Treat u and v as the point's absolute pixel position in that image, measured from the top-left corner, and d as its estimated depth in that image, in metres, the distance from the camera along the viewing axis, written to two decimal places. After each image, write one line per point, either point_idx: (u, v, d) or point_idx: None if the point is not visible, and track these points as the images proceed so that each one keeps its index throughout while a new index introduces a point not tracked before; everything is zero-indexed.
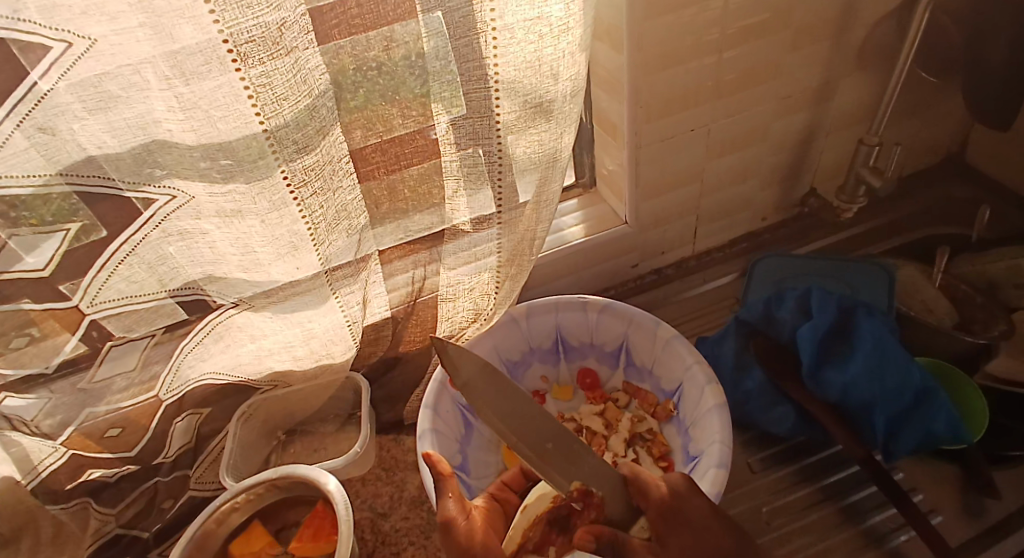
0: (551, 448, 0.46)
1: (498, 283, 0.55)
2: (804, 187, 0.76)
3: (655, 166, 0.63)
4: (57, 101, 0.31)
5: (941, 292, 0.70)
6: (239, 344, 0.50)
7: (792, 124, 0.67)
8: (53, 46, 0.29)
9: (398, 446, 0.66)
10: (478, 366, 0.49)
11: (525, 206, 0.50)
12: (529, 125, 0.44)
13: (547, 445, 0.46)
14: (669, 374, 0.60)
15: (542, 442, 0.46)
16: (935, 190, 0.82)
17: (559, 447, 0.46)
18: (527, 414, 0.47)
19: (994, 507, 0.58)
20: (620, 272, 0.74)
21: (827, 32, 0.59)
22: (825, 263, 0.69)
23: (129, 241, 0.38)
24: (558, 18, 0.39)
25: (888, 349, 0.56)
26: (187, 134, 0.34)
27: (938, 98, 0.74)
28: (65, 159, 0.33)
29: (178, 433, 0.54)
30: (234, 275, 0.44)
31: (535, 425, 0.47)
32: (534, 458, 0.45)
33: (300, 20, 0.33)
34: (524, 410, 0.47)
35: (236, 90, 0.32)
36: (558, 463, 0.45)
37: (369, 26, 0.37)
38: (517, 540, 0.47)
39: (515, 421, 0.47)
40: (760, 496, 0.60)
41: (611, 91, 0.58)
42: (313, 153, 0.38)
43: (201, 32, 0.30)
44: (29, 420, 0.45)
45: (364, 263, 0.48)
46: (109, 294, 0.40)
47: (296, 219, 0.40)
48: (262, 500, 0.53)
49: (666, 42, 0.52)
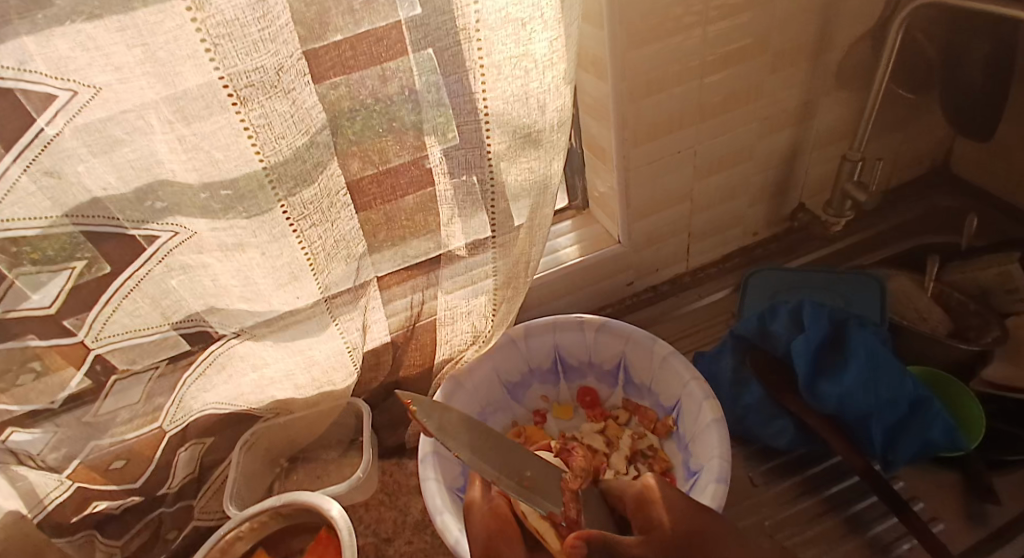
0: (529, 482, 0.48)
1: (495, 306, 0.56)
2: (793, 201, 0.78)
3: (646, 187, 0.64)
4: (63, 145, 0.32)
5: (933, 300, 0.71)
6: (241, 374, 0.51)
7: (778, 141, 0.69)
8: (59, 94, 0.30)
9: (400, 469, 0.67)
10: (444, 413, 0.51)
11: (520, 229, 0.51)
12: (520, 154, 0.46)
13: (527, 475, 0.49)
14: (667, 391, 0.60)
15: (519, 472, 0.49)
16: (923, 199, 0.84)
17: (539, 475, 0.49)
18: (501, 452, 0.51)
19: (996, 511, 0.59)
20: (616, 290, 0.75)
21: (807, 53, 0.61)
22: (818, 276, 0.70)
23: (133, 276, 0.40)
24: (543, 55, 0.40)
25: (880, 359, 0.57)
26: (189, 173, 0.36)
27: (920, 112, 0.76)
28: (71, 201, 0.35)
29: (182, 463, 0.54)
30: (235, 306, 0.45)
31: (513, 458, 0.50)
32: (520, 494, 0.47)
33: (298, 64, 0.34)
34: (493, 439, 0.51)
35: (237, 131, 0.34)
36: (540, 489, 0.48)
37: (363, 65, 0.39)
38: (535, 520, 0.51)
39: (495, 456, 0.50)
40: (762, 509, 0.60)
41: (598, 116, 0.60)
42: (313, 187, 0.39)
43: (203, 78, 0.31)
44: (36, 454, 0.45)
45: (363, 290, 0.49)
46: (114, 328, 0.42)
47: (295, 250, 0.41)
48: (265, 528, 0.53)
49: (652, 69, 0.54)
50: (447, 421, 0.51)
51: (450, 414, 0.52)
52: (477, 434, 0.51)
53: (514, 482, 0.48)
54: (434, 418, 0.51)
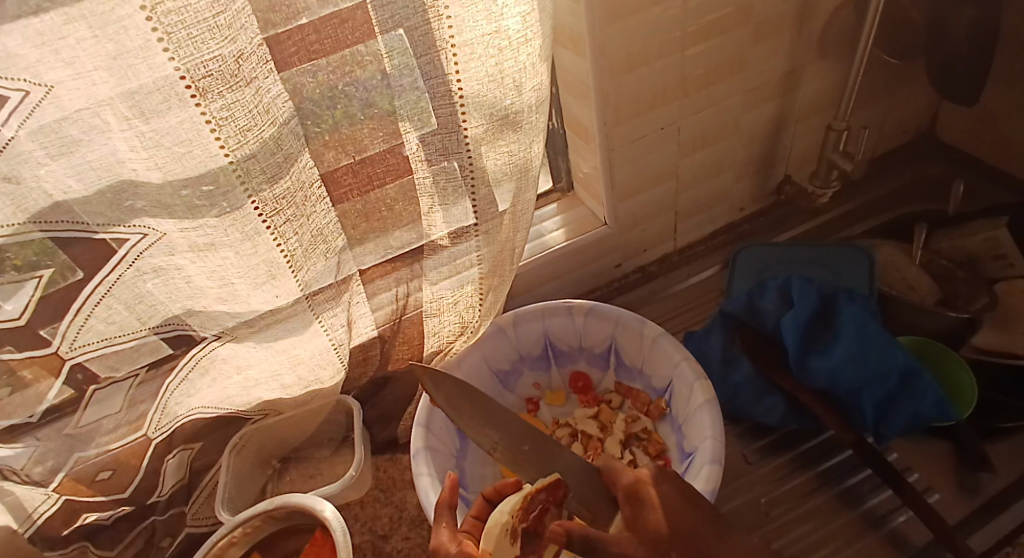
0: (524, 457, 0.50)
1: (481, 295, 0.55)
2: (779, 175, 0.77)
3: (630, 167, 0.63)
4: (20, 148, 0.31)
5: (921, 270, 0.71)
6: (226, 377, 0.50)
7: (762, 114, 0.68)
8: (10, 95, 0.28)
9: (395, 465, 0.66)
10: (455, 387, 0.52)
11: (504, 215, 0.50)
12: (498, 137, 0.44)
13: (524, 448, 0.50)
14: (658, 373, 0.60)
15: (519, 447, 0.50)
16: (908, 167, 0.84)
17: (535, 448, 0.50)
18: (503, 419, 0.52)
19: (988, 480, 0.59)
20: (605, 273, 0.75)
21: (787, 23, 0.60)
22: (806, 250, 0.69)
23: (104, 282, 0.38)
24: (516, 31, 0.39)
25: (871, 331, 0.56)
26: (153, 172, 0.34)
27: (904, 79, 0.75)
28: (33, 206, 0.33)
29: (171, 471, 0.53)
30: (213, 308, 0.44)
31: (512, 432, 0.51)
32: (512, 464, 0.49)
33: (258, 51, 0.33)
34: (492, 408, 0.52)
35: (198, 124, 0.32)
36: (536, 464, 0.49)
37: (331, 49, 0.37)
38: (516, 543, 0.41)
39: (498, 427, 0.51)
40: (758, 487, 0.60)
41: (579, 96, 0.58)
42: (283, 181, 0.38)
43: (157, 71, 0.30)
44: (19, 468, 0.44)
45: (345, 284, 0.48)
46: (89, 336, 0.40)
47: (270, 247, 0.40)
48: (259, 533, 0.52)
49: (630, 44, 0.53)
50: (459, 390, 0.52)
51: (461, 390, 0.52)
52: (483, 408, 0.52)
53: (508, 455, 0.49)
54: (447, 385, 0.52)
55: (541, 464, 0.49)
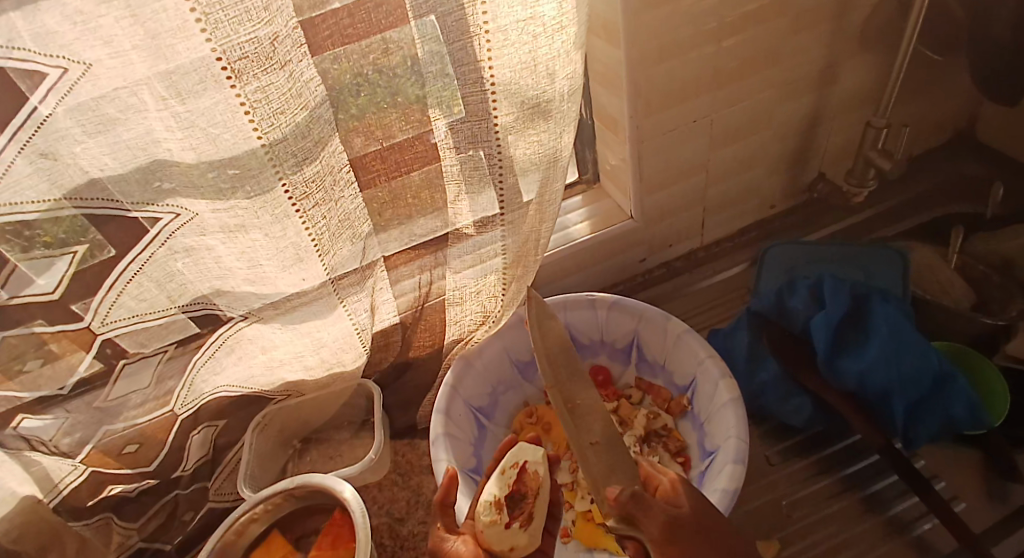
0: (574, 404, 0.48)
1: (505, 285, 0.55)
2: (812, 171, 0.75)
3: (658, 159, 0.62)
4: (57, 125, 0.31)
5: (956, 273, 0.69)
6: (250, 356, 0.51)
7: (797, 109, 0.66)
8: (49, 72, 0.29)
9: (413, 450, 0.67)
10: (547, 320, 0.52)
11: (530, 205, 0.49)
12: (528, 126, 0.44)
13: (577, 402, 0.48)
14: (682, 369, 0.59)
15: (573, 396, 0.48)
16: (946, 167, 0.81)
17: (588, 405, 0.48)
18: (574, 371, 0.50)
19: (1020, 490, 0.57)
20: (629, 267, 0.74)
21: (828, 14, 0.58)
22: (837, 250, 0.68)
23: (136, 260, 0.39)
24: (552, 17, 0.39)
25: (904, 334, 0.55)
26: (187, 153, 0.35)
27: (945, 75, 0.72)
28: (69, 183, 0.34)
29: (195, 447, 0.55)
30: (241, 289, 0.44)
31: (578, 384, 0.49)
32: (559, 408, 0.48)
33: (293, 34, 0.33)
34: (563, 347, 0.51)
35: (233, 107, 0.33)
36: (578, 419, 0.47)
37: (363, 34, 0.37)
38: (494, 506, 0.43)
39: (563, 375, 0.49)
40: (779, 488, 0.60)
41: (609, 86, 0.57)
42: (313, 165, 0.38)
43: (194, 51, 0.30)
44: (48, 439, 0.45)
45: (370, 270, 0.49)
46: (120, 312, 0.41)
47: (300, 231, 0.40)
48: (279, 510, 0.53)
49: (663, 35, 0.52)
50: (558, 336, 0.51)
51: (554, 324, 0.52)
52: (565, 354, 0.50)
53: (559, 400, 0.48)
54: (551, 332, 0.51)
55: (582, 421, 0.47)
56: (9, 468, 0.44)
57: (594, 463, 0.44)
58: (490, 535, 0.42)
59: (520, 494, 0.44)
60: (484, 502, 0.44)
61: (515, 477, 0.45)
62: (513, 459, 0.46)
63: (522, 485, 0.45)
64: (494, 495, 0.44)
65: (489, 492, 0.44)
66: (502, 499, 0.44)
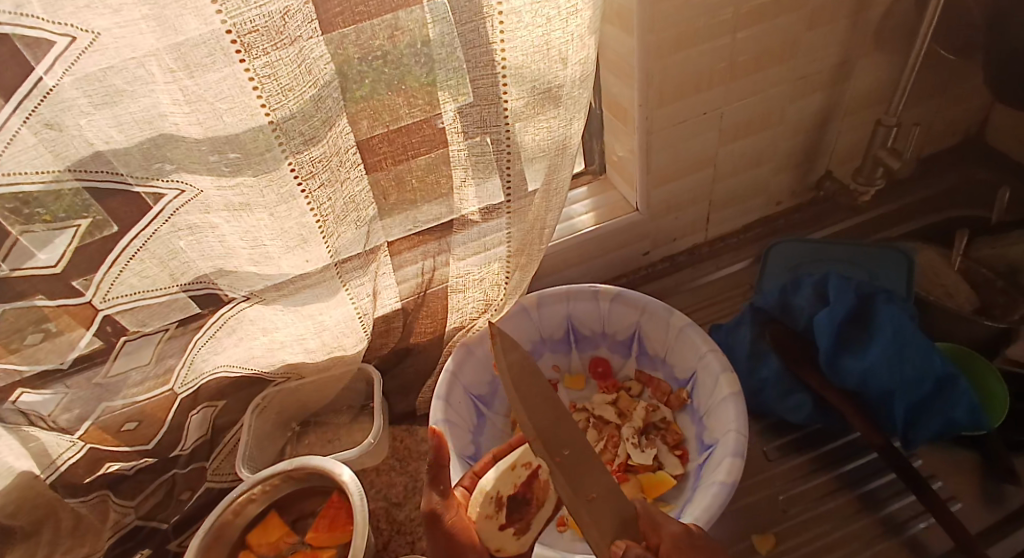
0: (562, 458, 0.41)
1: (508, 273, 0.55)
2: (819, 170, 0.75)
3: (666, 152, 0.62)
4: (63, 96, 0.31)
5: (960, 276, 0.69)
6: (251, 337, 0.51)
7: (808, 105, 0.65)
8: (56, 41, 0.28)
9: (411, 436, 0.67)
10: (522, 360, 0.45)
11: (535, 194, 0.49)
12: (538, 112, 0.44)
13: (564, 452, 0.41)
14: (683, 363, 0.59)
15: (557, 448, 0.41)
16: (953, 170, 0.81)
17: (577, 454, 0.41)
18: (553, 412, 0.43)
19: (1013, 492, 0.57)
20: (632, 260, 0.74)
21: (844, 9, 0.58)
22: (842, 248, 0.68)
23: (140, 236, 0.39)
24: (566, 1, 0.38)
25: (907, 334, 0.55)
26: (194, 127, 0.34)
27: (957, 77, 0.72)
28: (74, 155, 0.33)
29: (195, 425, 0.55)
30: (244, 269, 0.44)
31: (562, 428, 0.42)
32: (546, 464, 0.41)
33: (304, 9, 0.32)
34: (543, 388, 0.44)
35: (241, 81, 0.32)
36: (571, 473, 0.40)
37: (374, 13, 0.37)
38: (493, 504, 0.44)
39: (544, 420, 0.42)
40: (776, 484, 0.60)
41: (620, 75, 0.57)
42: (320, 145, 0.37)
43: (205, 23, 0.30)
44: (47, 415, 0.45)
45: (373, 255, 0.48)
46: (122, 289, 0.41)
47: (304, 211, 0.40)
48: (278, 491, 0.53)
49: (677, 24, 0.51)
50: (524, 369, 0.45)
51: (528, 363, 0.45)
52: (539, 391, 0.44)
53: (545, 455, 0.41)
54: (518, 371, 0.45)
55: (575, 476, 0.40)
56: (6, 442, 0.44)
57: (593, 526, 0.38)
58: (483, 529, 0.43)
59: (524, 498, 0.45)
60: (486, 493, 0.44)
61: (523, 481, 0.45)
62: (527, 457, 0.45)
63: (529, 490, 0.45)
64: (496, 491, 0.44)
65: (493, 484, 0.45)
66: (505, 497, 0.44)
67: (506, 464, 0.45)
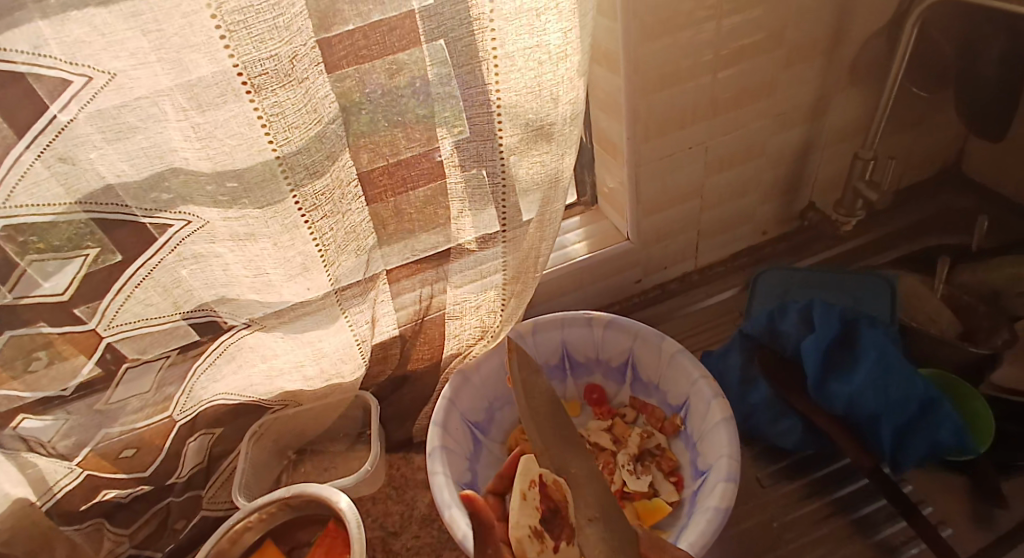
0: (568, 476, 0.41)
1: (503, 301, 0.56)
2: (804, 201, 0.77)
3: (655, 184, 0.64)
4: (77, 132, 0.32)
5: (944, 303, 0.71)
6: (250, 365, 0.51)
7: (790, 138, 0.68)
8: (74, 80, 0.30)
9: (407, 463, 0.67)
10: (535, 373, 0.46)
11: (529, 224, 0.51)
12: (532, 147, 0.46)
13: (569, 471, 0.41)
14: (676, 390, 0.60)
15: (563, 466, 0.41)
16: (933, 200, 0.83)
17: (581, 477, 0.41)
18: (560, 430, 0.44)
19: (1003, 516, 0.58)
20: (624, 287, 0.75)
21: (821, 50, 0.61)
22: (828, 276, 0.70)
23: (145, 265, 0.40)
24: (556, 47, 0.40)
25: (892, 359, 0.56)
26: (202, 162, 0.36)
27: (932, 111, 0.75)
28: (85, 188, 0.35)
29: (191, 454, 0.55)
30: (246, 297, 0.45)
31: (567, 449, 0.43)
32: None
33: (310, 53, 0.35)
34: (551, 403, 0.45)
35: (250, 120, 0.34)
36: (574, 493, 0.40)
37: (376, 55, 0.39)
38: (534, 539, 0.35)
39: (551, 435, 0.43)
40: (770, 510, 0.60)
41: (610, 112, 0.59)
42: (324, 177, 0.39)
43: (215, 65, 0.31)
44: (46, 441, 0.45)
45: (372, 283, 0.50)
46: (126, 317, 0.42)
47: (306, 241, 0.41)
48: (274, 519, 0.53)
49: (662, 65, 0.54)
50: (536, 384, 0.45)
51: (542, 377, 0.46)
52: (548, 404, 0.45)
53: (553, 469, 0.41)
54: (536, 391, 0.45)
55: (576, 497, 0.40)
56: (5, 469, 0.44)
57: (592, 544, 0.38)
58: None
59: (550, 509, 0.37)
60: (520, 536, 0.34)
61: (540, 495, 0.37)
62: (526, 478, 0.38)
63: (549, 499, 0.38)
64: (529, 525, 0.35)
65: (518, 522, 0.35)
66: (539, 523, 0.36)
67: (515, 494, 0.36)
